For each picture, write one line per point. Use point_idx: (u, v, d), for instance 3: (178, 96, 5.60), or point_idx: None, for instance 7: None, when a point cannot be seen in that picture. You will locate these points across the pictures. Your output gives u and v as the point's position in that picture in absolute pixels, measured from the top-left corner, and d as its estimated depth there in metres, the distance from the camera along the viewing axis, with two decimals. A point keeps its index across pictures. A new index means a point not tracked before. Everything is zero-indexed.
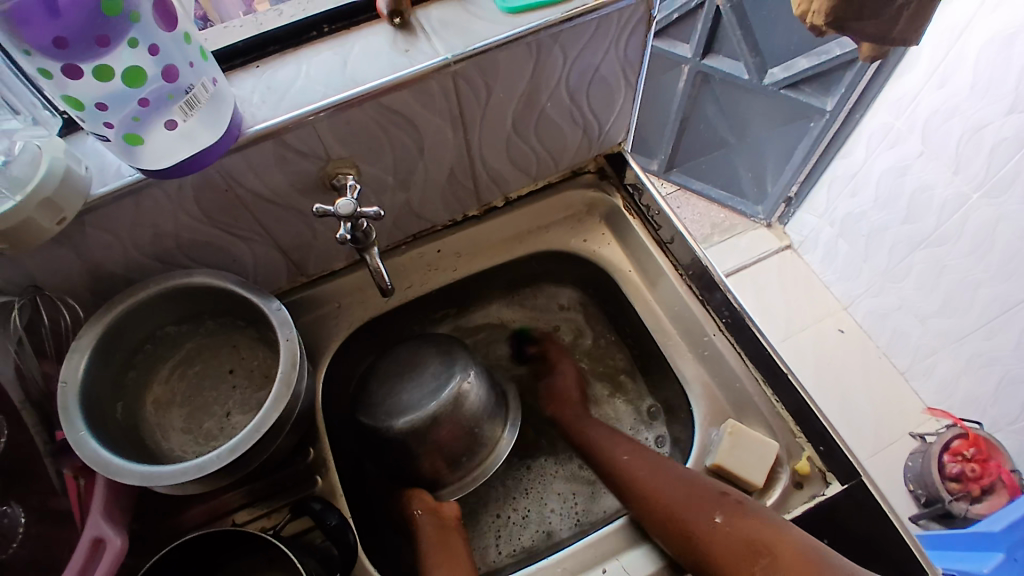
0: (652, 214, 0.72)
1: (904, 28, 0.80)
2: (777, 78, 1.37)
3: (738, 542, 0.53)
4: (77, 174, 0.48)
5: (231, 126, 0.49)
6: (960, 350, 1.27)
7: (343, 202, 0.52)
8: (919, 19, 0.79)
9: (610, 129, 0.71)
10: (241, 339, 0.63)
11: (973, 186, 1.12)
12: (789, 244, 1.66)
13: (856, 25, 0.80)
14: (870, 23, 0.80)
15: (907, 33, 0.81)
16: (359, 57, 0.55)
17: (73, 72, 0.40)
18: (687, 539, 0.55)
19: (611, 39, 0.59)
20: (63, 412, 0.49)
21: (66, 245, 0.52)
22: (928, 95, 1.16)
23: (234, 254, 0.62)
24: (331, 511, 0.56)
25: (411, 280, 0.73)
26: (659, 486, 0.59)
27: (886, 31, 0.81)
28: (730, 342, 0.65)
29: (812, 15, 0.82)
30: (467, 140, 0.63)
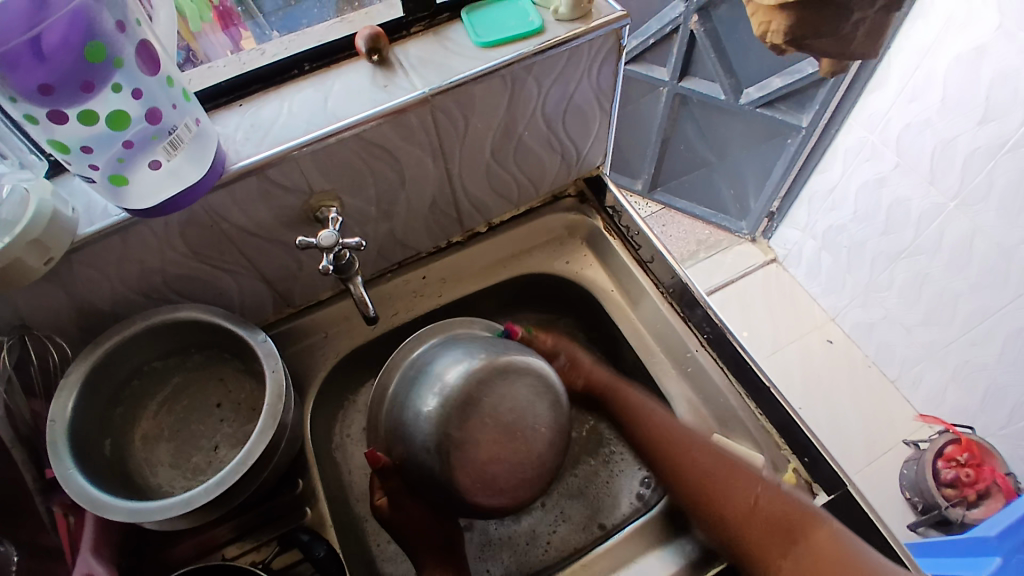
0: (632, 234, 0.74)
1: (862, 43, 0.79)
2: (752, 98, 1.40)
3: (777, 515, 0.55)
4: (64, 214, 0.49)
5: (215, 164, 0.50)
6: (946, 357, 1.29)
7: (325, 234, 0.53)
8: (879, 34, 0.78)
9: (588, 153, 0.73)
10: (229, 372, 0.64)
11: (949, 196, 1.15)
12: (773, 258, 1.68)
13: (814, 42, 0.78)
14: (830, 41, 0.78)
15: (866, 46, 0.80)
16: (340, 94, 0.57)
17: (58, 117, 0.42)
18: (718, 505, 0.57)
19: (584, 69, 0.61)
20: (52, 449, 0.49)
21: (54, 284, 0.53)
22: (899, 109, 1.19)
23: (221, 288, 0.63)
24: (319, 541, 0.56)
25: (396, 307, 0.74)
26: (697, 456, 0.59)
27: (846, 47, 0.79)
28: (713, 357, 0.66)
29: (772, 34, 0.79)
30: (448, 169, 0.64)
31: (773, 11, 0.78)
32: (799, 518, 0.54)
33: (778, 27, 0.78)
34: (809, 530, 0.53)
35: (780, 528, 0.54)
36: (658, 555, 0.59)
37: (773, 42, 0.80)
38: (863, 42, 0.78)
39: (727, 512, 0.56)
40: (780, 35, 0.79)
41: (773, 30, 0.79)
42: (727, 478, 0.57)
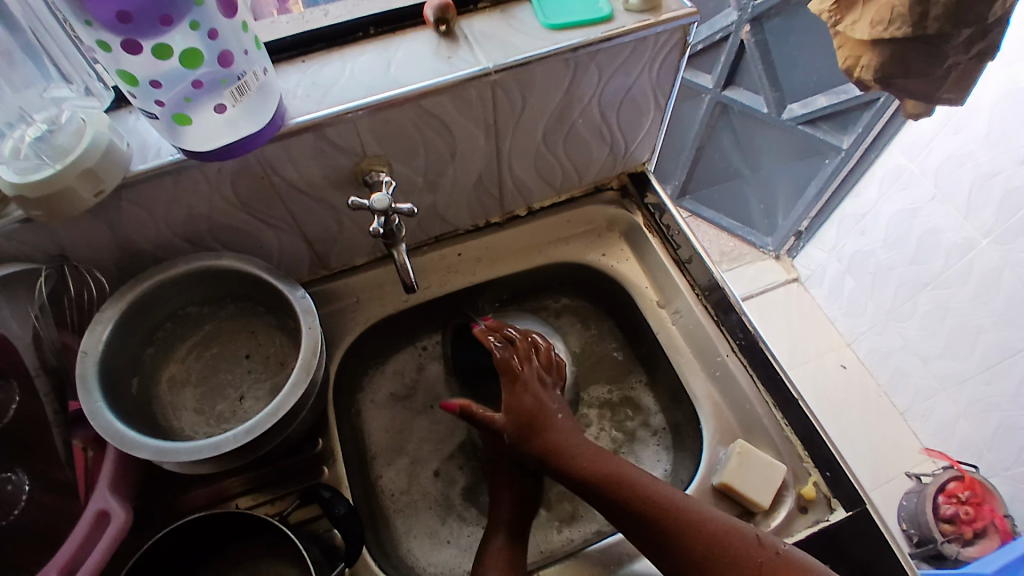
0: (672, 233, 0.73)
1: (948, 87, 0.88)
2: (795, 113, 1.40)
3: None
4: (119, 149, 0.49)
5: (275, 116, 0.50)
6: (959, 394, 1.28)
7: (378, 196, 0.54)
8: (964, 82, 0.87)
9: (636, 148, 0.73)
10: (260, 325, 0.64)
11: (982, 232, 1.14)
12: (796, 277, 1.67)
13: (902, 81, 0.89)
14: (919, 81, 0.88)
15: (952, 92, 0.89)
16: (403, 60, 0.56)
17: (133, 48, 0.42)
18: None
19: (646, 62, 0.61)
20: (83, 380, 0.50)
21: (101, 217, 0.53)
22: (942, 140, 1.18)
23: (262, 241, 0.63)
24: (340, 499, 0.56)
25: (430, 280, 0.74)
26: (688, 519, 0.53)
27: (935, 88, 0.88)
28: (742, 364, 0.66)
29: (860, 69, 0.91)
30: (498, 148, 0.64)
31: (864, 49, 0.89)
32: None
33: (867, 63, 0.89)
34: None
35: None
36: None
37: (860, 76, 0.92)
38: (952, 86, 0.88)
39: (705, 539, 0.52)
40: (870, 71, 0.90)
41: (863, 64, 0.90)
42: (726, 547, 0.51)
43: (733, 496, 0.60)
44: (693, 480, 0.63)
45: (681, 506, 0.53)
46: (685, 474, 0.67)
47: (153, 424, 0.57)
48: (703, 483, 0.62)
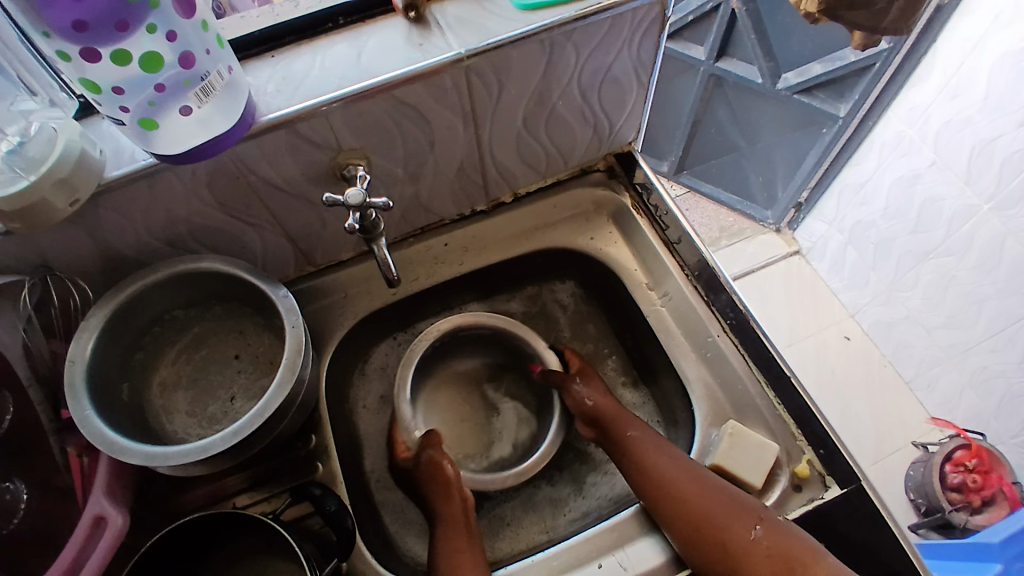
0: (660, 214, 0.72)
1: (893, 19, 1.07)
2: (790, 83, 1.37)
3: (777, 557, 0.52)
4: (92, 156, 0.48)
5: (245, 115, 0.49)
6: (964, 363, 1.27)
7: (353, 191, 0.53)
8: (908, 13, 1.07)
9: (622, 127, 0.71)
10: (248, 326, 0.64)
11: (984, 199, 1.12)
12: (797, 250, 1.65)
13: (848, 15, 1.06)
14: (862, 13, 1.05)
15: (897, 22, 1.09)
16: (374, 49, 0.55)
17: (92, 56, 0.41)
18: (717, 545, 0.54)
19: (624, 40, 0.59)
20: (70, 391, 0.50)
21: (79, 226, 0.52)
22: (940, 106, 1.15)
23: (244, 240, 0.62)
24: (331, 496, 0.56)
25: (417, 272, 0.73)
26: (687, 489, 0.57)
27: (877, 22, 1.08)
28: (734, 344, 0.66)
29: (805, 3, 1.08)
30: (478, 135, 0.63)
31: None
32: (804, 553, 0.52)
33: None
34: (810, 563, 0.51)
35: (783, 563, 0.52)
36: (657, 538, 0.59)
37: (808, 11, 1.09)
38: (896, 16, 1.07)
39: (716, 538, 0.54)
40: (814, 3, 1.06)
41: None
42: (720, 515, 0.55)
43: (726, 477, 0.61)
44: None
45: (683, 475, 0.58)
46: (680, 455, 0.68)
47: (145, 428, 0.57)
48: None
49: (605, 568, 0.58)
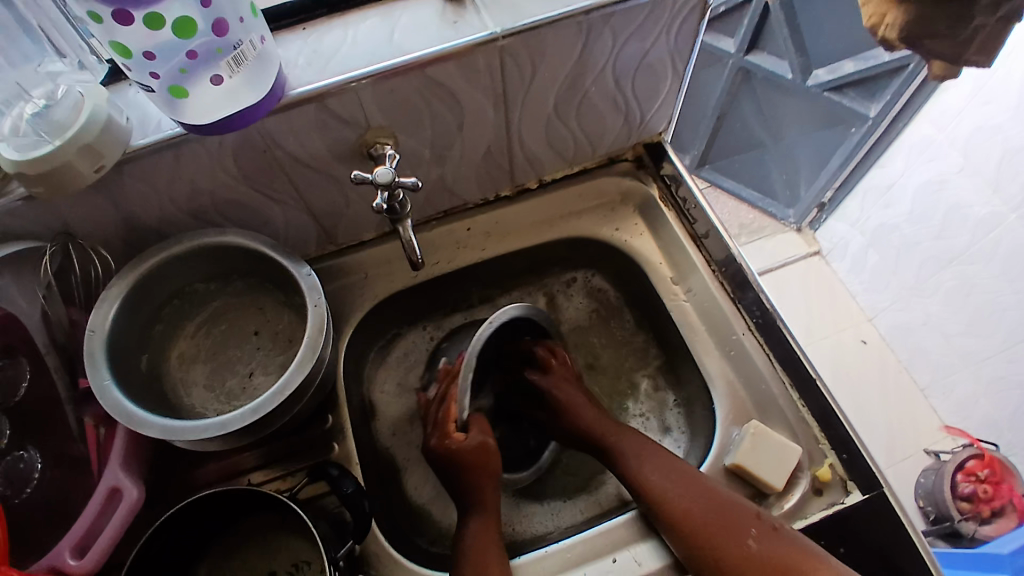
0: (689, 207, 0.71)
1: (976, 49, 0.78)
2: (821, 80, 1.33)
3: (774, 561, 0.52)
4: (119, 123, 0.48)
5: (274, 87, 0.49)
6: (981, 372, 1.25)
7: (381, 170, 0.52)
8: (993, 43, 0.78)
9: (652, 117, 0.70)
10: (267, 302, 0.63)
11: (1011, 206, 1.10)
12: (817, 250, 1.63)
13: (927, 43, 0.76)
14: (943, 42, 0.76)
15: (978, 54, 0.79)
16: (408, 25, 0.54)
17: (125, 19, 0.40)
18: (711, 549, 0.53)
19: (663, 26, 0.58)
20: (90, 358, 0.50)
21: (104, 193, 0.52)
22: (972, 111, 1.13)
23: (267, 216, 0.62)
24: (348, 477, 0.55)
25: (438, 256, 0.72)
26: (683, 488, 0.57)
27: (959, 52, 0.79)
28: (759, 343, 0.65)
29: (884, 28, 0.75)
30: (507, 118, 0.62)
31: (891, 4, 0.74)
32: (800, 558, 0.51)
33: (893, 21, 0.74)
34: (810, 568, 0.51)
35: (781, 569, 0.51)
36: (655, 543, 0.58)
37: (885, 37, 0.76)
38: (978, 48, 0.78)
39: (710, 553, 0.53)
40: (897, 29, 0.74)
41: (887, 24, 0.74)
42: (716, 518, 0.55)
43: (746, 477, 0.60)
44: (706, 459, 0.63)
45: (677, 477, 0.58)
46: (699, 452, 0.67)
47: (161, 399, 0.57)
48: (714, 464, 0.62)
49: (619, 563, 0.58)
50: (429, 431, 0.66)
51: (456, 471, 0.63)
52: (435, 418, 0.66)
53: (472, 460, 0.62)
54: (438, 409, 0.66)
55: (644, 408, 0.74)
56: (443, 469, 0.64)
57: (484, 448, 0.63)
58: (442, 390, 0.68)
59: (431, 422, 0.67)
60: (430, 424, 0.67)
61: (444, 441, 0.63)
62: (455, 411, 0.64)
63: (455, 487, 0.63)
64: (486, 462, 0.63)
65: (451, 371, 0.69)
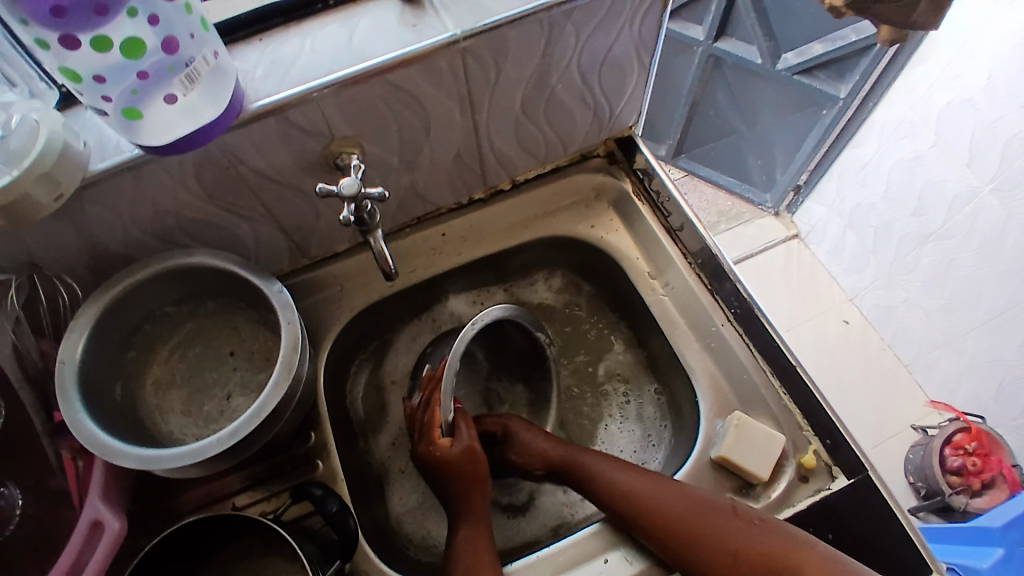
0: (663, 200, 0.71)
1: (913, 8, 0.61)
2: (790, 63, 1.34)
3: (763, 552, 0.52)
4: (75, 149, 0.47)
5: (232, 103, 0.47)
6: (963, 345, 1.27)
7: (347, 182, 0.51)
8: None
9: (622, 112, 0.70)
10: (242, 321, 0.62)
11: (984, 180, 1.11)
12: (796, 234, 1.64)
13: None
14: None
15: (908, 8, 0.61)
16: (367, 32, 0.53)
17: (71, 43, 0.39)
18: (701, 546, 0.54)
19: (625, 20, 0.57)
20: (61, 390, 0.48)
21: (64, 221, 0.50)
22: (942, 86, 1.14)
23: (236, 234, 0.61)
24: (332, 497, 0.55)
25: (414, 264, 0.72)
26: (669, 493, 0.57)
27: (902, 15, 0.62)
28: (738, 332, 0.65)
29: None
30: (475, 121, 0.61)
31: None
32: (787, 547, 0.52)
33: None
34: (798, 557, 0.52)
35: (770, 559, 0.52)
36: (640, 543, 0.59)
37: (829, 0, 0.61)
38: None
39: (713, 562, 0.53)
40: None
41: None
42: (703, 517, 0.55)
43: (732, 469, 0.60)
44: (692, 453, 0.63)
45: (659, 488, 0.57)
46: (684, 446, 0.67)
47: (139, 426, 0.56)
48: (700, 457, 0.62)
49: (610, 564, 0.58)
50: (416, 437, 0.64)
51: (443, 478, 0.62)
52: (421, 424, 0.64)
53: (461, 467, 0.62)
54: (423, 415, 0.64)
55: (627, 404, 0.74)
56: (433, 475, 0.63)
57: (473, 454, 0.62)
58: (425, 396, 0.65)
59: (417, 427, 0.65)
60: (416, 430, 0.65)
61: (431, 448, 0.62)
62: (439, 417, 0.62)
63: (446, 493, 0.62)
64: (476, 468, 0.62)
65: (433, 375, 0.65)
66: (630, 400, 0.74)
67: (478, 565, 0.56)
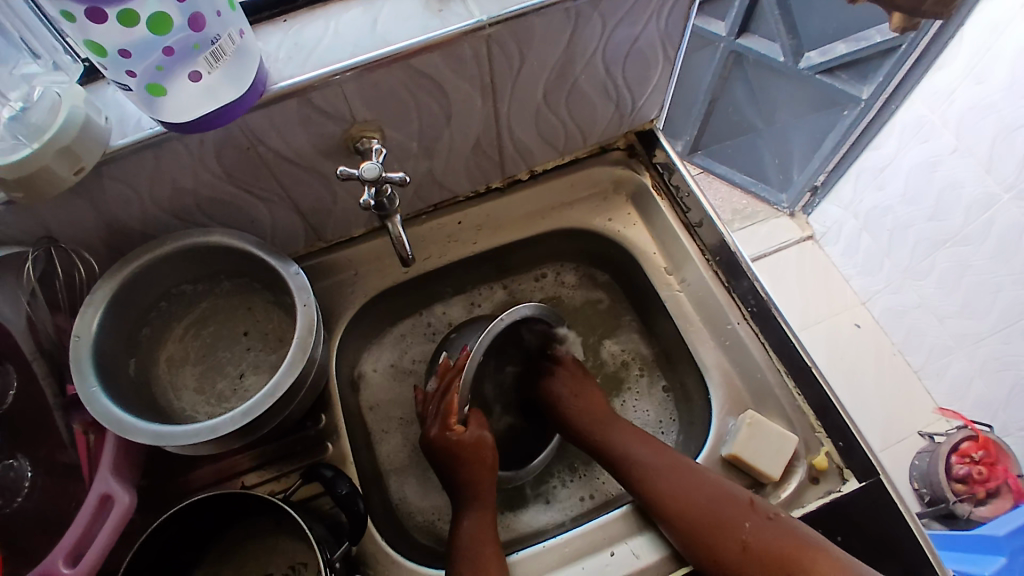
0: (681, 195, 0.70)
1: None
2: (812, 62, 1.32)
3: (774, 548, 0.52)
4: (97, 123, 0.46)
5: (255, 83, 0.47)
6: (976, 353, 1.26)
7: (367, 165, 0.51)
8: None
9: (644, 105, 0.69)
10: (257, 302, 0.62)
11: (1005, 186, 1.09)
12: (810, 235, 1.62)
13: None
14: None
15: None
16: (391, 15, 0.52)
17: (97, 17, 0.38)
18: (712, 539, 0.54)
19: (652, 11, 0.56)
20: (77, 366, 0.48)
21: (84, 196, 0.50)
22: (965, 90, 1.11)
23: (253, 215, 0.61)
24: (342, 479, 0.54)
25: (429, 251, 0.71)
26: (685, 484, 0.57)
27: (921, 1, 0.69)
28: (754, 331, 0.64)
29: None
30: (496, 109, 0.60)
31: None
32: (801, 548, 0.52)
33: None
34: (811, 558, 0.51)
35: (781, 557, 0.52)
36: (648, 536, 0.59)
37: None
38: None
39: (722, 556, 0.54)
40: None
41: None
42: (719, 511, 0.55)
43: (743, 467, 0.60)
44: (702, 449, 0.62)
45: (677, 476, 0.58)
46: (694, 444, 0.67)
47: (151, 404, 0.56)
48: (711, 454, 0.61)
49: (617, 556, 0.57)
50: (428, 422, 0.64)
51: (451, 466, 0.62)
52: (434, 410, 0.64)
53: (469, 456, 0.62)
54: (439, 402, 0.64)
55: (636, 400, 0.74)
56: (441, 462, 0.63)
57: (481, 447, 0.63)
58: (443, 384, 0.64)
59: (430, 413, 0.65)
60: (429, 415, 0.65)
61: (444, 433, 0.62)
62: (456, 405, 0.62)
63: (452, 481, 0.62)
64: (483, 458, 0.63)
65: (453, 365, 0.65)
66: (640, 395, 0.74)
67: (485, 552, 0.56)
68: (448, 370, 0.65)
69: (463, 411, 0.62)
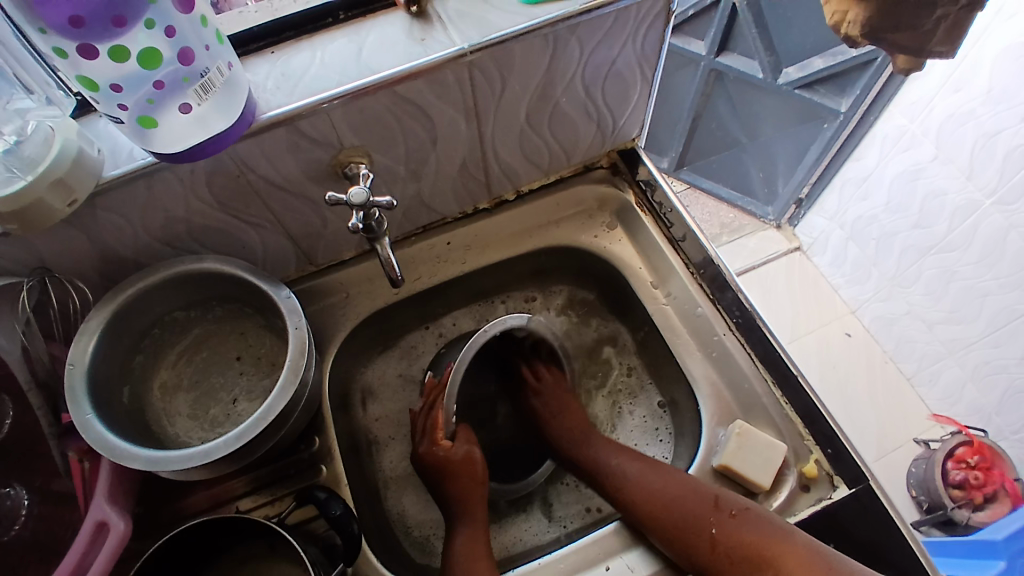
0: (665, 211, 0.72)
1: (940, 40, 0.79)
2: (791, 78, 1.37)
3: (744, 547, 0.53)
4: (89, 155, 0.48)
5: (245, 113, 0.48)
6: (965, 358, 1.27)
7: (355, 191, 0.53)
8: (957, 31, 0.79)
9: (625, 124, 0.71)
10: (249, 327, 0.63)
11: (985, 193, 1.12)
12: (798, 246, 1.64)
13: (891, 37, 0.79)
14: (907, 36, 0.78)
15: (943, 44, 0.81)
16: (376, 44, 0.54)
17: (89, 53, 0.40)
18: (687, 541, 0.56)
19: (629, 34, 0.58)
20: (70, 395, 0.49)
21: (77, 227, 0.51)
22: (942, 100, 1.15)
23: (244, 241, 0.62)
24: (336, 500, 0.55)
25: (419, 272, 0.73)
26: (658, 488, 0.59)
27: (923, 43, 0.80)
28: (740, 343, 0.65)
29: (846, 24, 0.79)
30: (480, 132, 0.62)
31: (851, 2, 0.76)
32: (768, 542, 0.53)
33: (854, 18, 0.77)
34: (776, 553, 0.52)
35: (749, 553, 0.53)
36: (643, 549, 0.59)
37: (848, 33, 0.79)
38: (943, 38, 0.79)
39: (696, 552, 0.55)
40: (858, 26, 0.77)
41: (848, 20, 0.78)
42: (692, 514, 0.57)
43: (735, 477, 0.60)
44: (693, 462, 0.63)
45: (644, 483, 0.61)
46: (685, 456, 0.67)
47: (143, 429, 0.56)
48: (702, 466, 0.62)
49: (613, 571, 0.57)
50: (417, 439, 0.65)
51: (444, 483, 0.63)
52: (422, 425, 0.65)
53: (458, 472, 0.63)
54: (426, 417, 0.65)
55: (618, 412, 0.75)
56: (435, 481, 0.63)
57: (469, 464, 0.63)
58: (429, 400, 0.66)
59: (419, 429, 0.66)
60: (418, 433, 0.66)
61: (433, 449, 0.63)
62: (442, 419, 0.63)
63: (445, 497, 0.63)
64: (472, 472, 0.63)
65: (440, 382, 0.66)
66: (633, 405, 0.74)
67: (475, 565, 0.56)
68: (435, 387, 0.67)
69: (450, 424, 0.64)
